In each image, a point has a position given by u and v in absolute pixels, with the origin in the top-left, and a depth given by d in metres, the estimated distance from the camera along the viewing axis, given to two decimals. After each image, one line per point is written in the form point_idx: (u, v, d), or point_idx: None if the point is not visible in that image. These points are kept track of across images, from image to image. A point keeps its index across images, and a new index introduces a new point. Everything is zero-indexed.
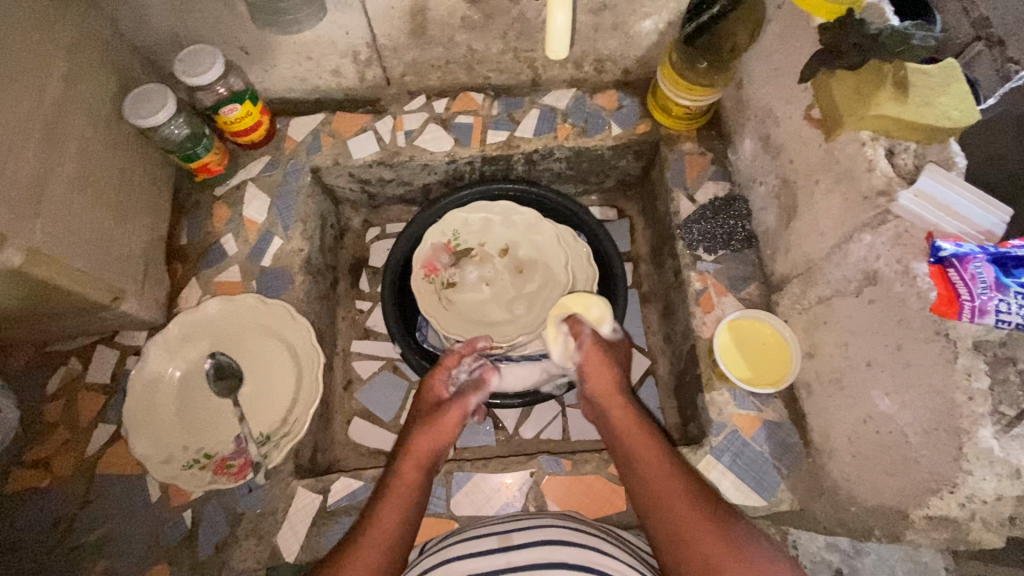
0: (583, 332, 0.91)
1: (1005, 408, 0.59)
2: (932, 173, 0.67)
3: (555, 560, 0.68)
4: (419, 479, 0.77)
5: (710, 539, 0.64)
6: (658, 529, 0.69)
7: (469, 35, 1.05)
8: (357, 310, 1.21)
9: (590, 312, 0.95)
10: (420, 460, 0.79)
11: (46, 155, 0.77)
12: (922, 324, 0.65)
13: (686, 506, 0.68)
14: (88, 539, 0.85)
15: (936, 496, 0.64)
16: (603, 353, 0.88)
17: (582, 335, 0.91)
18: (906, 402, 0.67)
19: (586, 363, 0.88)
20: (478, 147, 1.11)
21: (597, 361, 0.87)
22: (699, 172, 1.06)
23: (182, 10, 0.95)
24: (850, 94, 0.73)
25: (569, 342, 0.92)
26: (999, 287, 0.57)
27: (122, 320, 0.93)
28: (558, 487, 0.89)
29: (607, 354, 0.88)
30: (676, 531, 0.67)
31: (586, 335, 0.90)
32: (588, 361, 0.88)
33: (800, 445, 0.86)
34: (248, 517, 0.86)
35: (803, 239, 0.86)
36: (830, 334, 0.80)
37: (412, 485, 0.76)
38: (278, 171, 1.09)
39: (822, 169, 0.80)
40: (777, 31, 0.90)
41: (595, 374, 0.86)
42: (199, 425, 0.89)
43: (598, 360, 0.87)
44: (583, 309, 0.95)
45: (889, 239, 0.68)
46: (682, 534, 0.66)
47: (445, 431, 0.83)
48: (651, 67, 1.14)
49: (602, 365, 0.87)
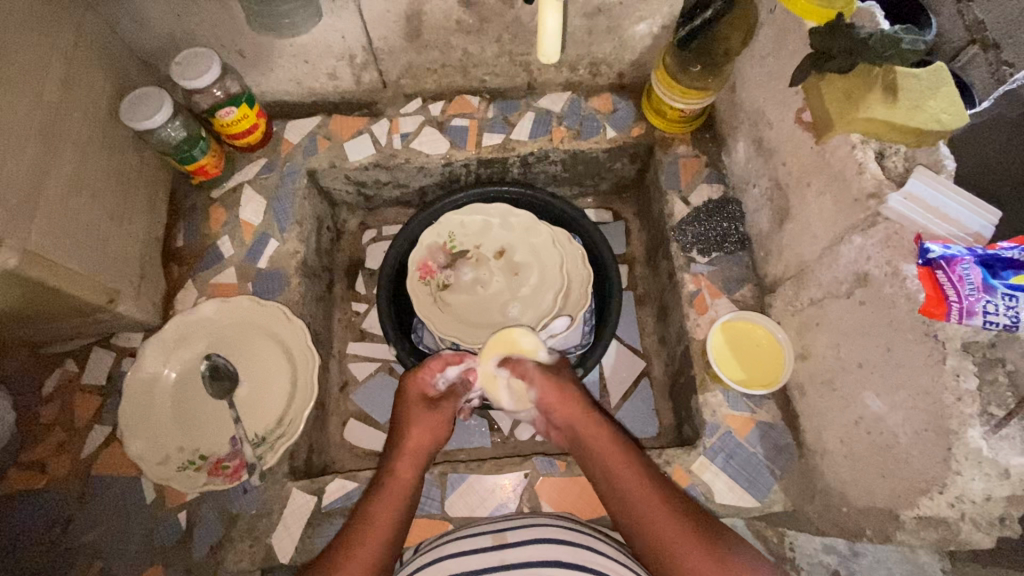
0: (528, 370, 0.87)
1: (994, 409, 0.60)
2: (921, 174, 0.67)
3: (548, 559, 0.68)
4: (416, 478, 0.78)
5: (696, 551, 0.64)
6: (641, 540, 0.69)
7: (464, 39, 1.06)
8: (353, 312, 1.22)
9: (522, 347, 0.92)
10: (418, 463, 0.79)
11: (43, 157, 0.77)
12: (911, 325, 0.65)
13: (666, 519, 0.67)
14: (83, 540, 0.85)
15: (926, 497, 0.64)
16: (555, 380, 0.84)
17: (523, 373, 0.87)
18: (896, 403, 0.68)
19: (539, 397, 0.84)
20: (474, 150, 1.12)
21: (550, 392, 0.83)
22: (693, 175, 1.06)
23: (180, 13, 0.96)
24: (841, 97, 0.73)
25: (514, 384, 0.89)
26: (987, 288, 0.57)
27: (118, 322, 0.93)
28: (553, 489, 0.89)
29: (559, 384, 0.84)
30: (660, 542, 0.66)
31: (530, 370, 0.86)
32: (542, 394, 0.84)
33: (793, 446, 0.87)
34: (243, 518, 0.86)
35: (796, 241, 0.86)
36: (822, 336, 0.81)
37: (411, 487, 0.77)
38: (275, 174, 1.09)
39: (814, 171, 0.81)
40: (770, 35, 0.90)
41: (554, 404, 0.83)
42: (195, 426, 0.90)
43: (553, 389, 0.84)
44: (513, 347, 0.92)
45: (879, 241, 0.69)
46: (666, 544, 0.66)
47: (440, 433, 0.83)
48: (645, 70, 1.14)
49: (556, 395, 0.83)
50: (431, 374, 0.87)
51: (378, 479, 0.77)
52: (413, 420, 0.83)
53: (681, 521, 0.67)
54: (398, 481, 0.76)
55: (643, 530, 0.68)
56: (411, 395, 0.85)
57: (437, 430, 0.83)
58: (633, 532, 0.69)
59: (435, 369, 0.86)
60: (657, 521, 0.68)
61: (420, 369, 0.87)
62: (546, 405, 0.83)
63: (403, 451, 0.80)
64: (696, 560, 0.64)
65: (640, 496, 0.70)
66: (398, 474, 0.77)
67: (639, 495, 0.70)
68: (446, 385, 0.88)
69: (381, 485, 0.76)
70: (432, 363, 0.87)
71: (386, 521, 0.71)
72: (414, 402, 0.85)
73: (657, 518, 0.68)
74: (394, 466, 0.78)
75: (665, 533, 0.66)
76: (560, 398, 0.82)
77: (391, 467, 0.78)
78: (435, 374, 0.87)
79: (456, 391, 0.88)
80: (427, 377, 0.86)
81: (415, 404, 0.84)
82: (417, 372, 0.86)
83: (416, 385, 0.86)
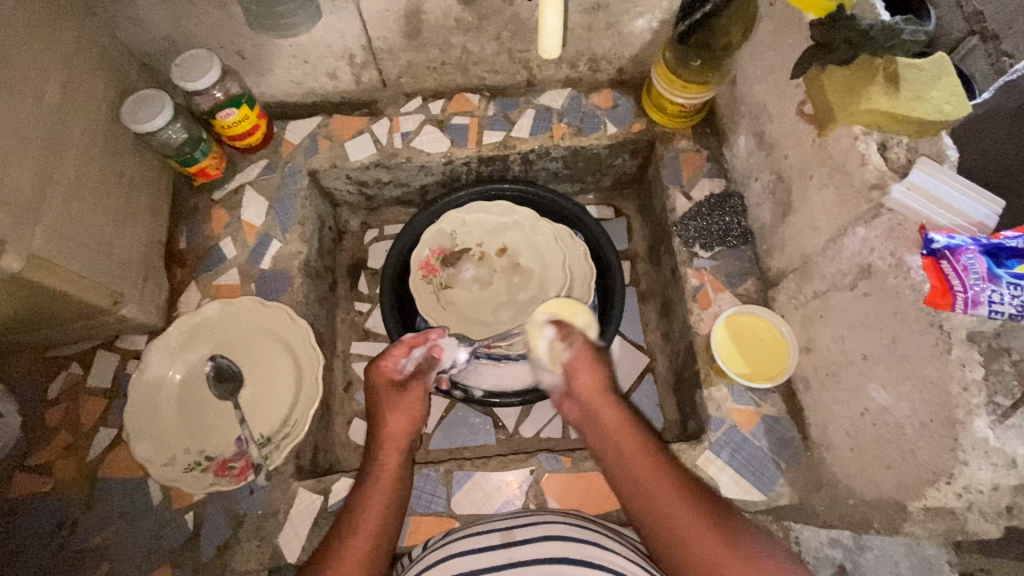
0: (575, 336, 0.81)
1: (1000, 399, 0.59)
2: (923, 165, 0.67)
3: (556, 556, 0.68)
4: (405, 464, 0.76)
5: (711, 548, 0.62)
6: (653, 535, 0.66)
7: (463, 37, 1.06)
8: (356, 311, 1.22)
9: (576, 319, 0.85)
10: (402, 448, 0.77)
11: (45, 163, 0.77)
12: (916, 316, 0.65)
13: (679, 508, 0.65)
14: (91, 542, 0.85)
15: (934, 487, 0.64)
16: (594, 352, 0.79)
17: (572, 337, 0.80)
18: (902, 394, 0.67)
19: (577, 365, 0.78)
20: (475, 148, 1.12)
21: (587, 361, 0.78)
22: (694, 169, 1.06)
23: (180, 16, 0.96)
24: (842, 89, 0.74)
25: (557, 343, 0.80)
26: (991, 277, 0.57)
27: (123, 325, 0.93)
28: (559, 484, 0.89)
29: (597, 358, 0.79)
30: (670, 537, 0.64)
31: (577, 337, 0.80)
32: (577, 361, 0.78)
33: (799, 440, 0.86)
34: (250, 519, 0.86)
35: (798, 234, 0.86)
36: (826, 329, 0.81)
37: (399, 475, 0.75)
38: (276, 174, 1.10)
39: (816, 164, 0.81)
40: (770, 28, 0.90)
41: (585, 371, 0.77)
42: (200, 427, 0.90)
43: (586, 362, 0.78)
44: (570, 315, 0.85)
45: (883, 232, 0.69)
46: (671, 530, 0.64)
47: (419, 413, 0.80)
48: (645, 66, 1.14)
49: (594, 367, 0.78)
50: (395, 359, 0.83)
51: (365, 471, 0.76)
52: (386, 407, 0.79)
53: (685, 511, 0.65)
54: (384, 471, 0.75)
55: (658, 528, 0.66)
56: (378, 382, 0.81)
57: (415, 411, 0.80)
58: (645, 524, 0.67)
59: (399, 355, 0.83)
60: (669, 511, 0.65)
61: (381, 357, 0.82)
62: (578, 373, 0.78)
63: (382, 439, 0.77)
64: (703, 548, 0.62)
65: (653, 485, 0.67)
66: (383, 464, 0.75)
67: (655, 485, 0.67)
68: (412, 366, 0.85)
69: (368, 476, 0.75)
70: (395, 349, 0.83)
71: (372, 521, 0.70)
72: (384, 389, 0.81)
73: (669, 506, 0.65)
74: (376, 457, 0.76)
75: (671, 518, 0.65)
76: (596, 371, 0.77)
77: (374, 457, 0.76)
78: (399, 359, 0.83)
79: (424, 370, 0.86)
80: (391, 363, 0.82)
81: (384, 391, 0.81)
82: (380, 361, 0.82)
83: (379, 373, 0.81)
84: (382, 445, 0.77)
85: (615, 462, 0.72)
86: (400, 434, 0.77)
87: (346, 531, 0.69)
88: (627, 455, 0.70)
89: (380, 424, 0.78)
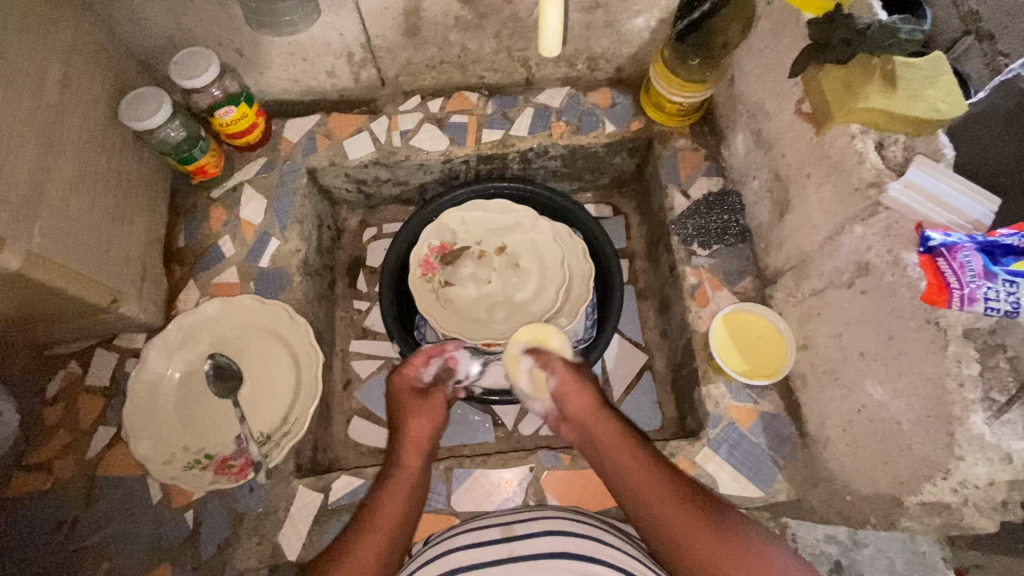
0: (552, 360, 0.84)
1: (995, 395, 0.60)
2: (920, 164, 0.68)
3: (558, 551, 0.69)
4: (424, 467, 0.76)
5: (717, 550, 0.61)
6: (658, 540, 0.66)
7: (462, 35, 1.06)
8: (355, 310, 1.22)
9: (550, 343, 0.89)
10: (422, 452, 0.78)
11: (43, 159, 0.77)
12: (913, 313, 0.66)
13: (684, 513, 0.65)
14: (90, 541, 0.85)
15: (930, 482, 0.65)
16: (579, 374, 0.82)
17: (550, 363, 0.84)
18: (899, 391, 0.68)
19: (563, 389, 0.80)
20: (474, 147, 1.12)
21: (572, 382, 0.80)
22: (692, 168, 1.06)
23: (179, 13, 0.95)
24: (839, 87, 0.74)
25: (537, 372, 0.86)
26: (987, 274, 0.58)
27: (122, 323, 0.93)
28: (558, 482, 0.89)
29: (580, 377, 0.81)
30: (682, 542, 0.63)
31: (554, 361, 0.84)
32: (563, 384, 0.81)
33: (796, 436, 0.87)
34: (249, 516, 0.86)
35: (796, 232, 0.87)
36: (823, 326, 0.81)
37: (417, 478, 0.75)
38: (275, 172, 1.09)
39: (813, 162, 0.81)
40: (768, 27, 0.90)
41: (570, 394, 0.79)
42: (200, 425, 0.90)
43: (573, 381, 0.80)
44: (544, 340, 0.90)
45: (879, 230, 0.70)
46: (674, 529, 0.64)
47: (439, 418, 0.81)
48: (644, 64, 1.14)
49: (578, 388, 0.80)
50: (417, 369, 0.86)
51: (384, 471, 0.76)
52: (411, 410, 0.80)
53: (685, 512, 0.65)
54: (405, 471, 0.75)
55: (660, 532, 0.65)
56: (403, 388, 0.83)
57: (435, 416, 0.81)
58: (650, 529, 0.67)
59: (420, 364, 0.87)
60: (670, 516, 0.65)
61: (404, 365, 0.86)
62: (565, 397, 0.80)
63: (404, 441, 0.77)
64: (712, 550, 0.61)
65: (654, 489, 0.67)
66: (405, 466, 0.75)
67: (653, 494, 0.67)
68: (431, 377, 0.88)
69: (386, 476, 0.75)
70: (416, 359, 0.87)
71: (389, 518, 0.69)
72: (407, 394, 0.83)
73: (670, 511, 0.65)
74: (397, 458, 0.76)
75: (668, 517, 0.65)
76: (579, 392, 0.79)
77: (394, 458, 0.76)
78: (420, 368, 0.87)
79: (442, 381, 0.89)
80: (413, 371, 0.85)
81: (407, 396, 0.82)
82: (403, 368, 0.85)
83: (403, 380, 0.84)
84: (404, 448, 0.77)
85: (614, 470, 0.72)
86: (420, 437, 0.78)
87: (360, 527, 0.68)
88: (622, 465, 0.71)
89: (403, 426, 0.79)
